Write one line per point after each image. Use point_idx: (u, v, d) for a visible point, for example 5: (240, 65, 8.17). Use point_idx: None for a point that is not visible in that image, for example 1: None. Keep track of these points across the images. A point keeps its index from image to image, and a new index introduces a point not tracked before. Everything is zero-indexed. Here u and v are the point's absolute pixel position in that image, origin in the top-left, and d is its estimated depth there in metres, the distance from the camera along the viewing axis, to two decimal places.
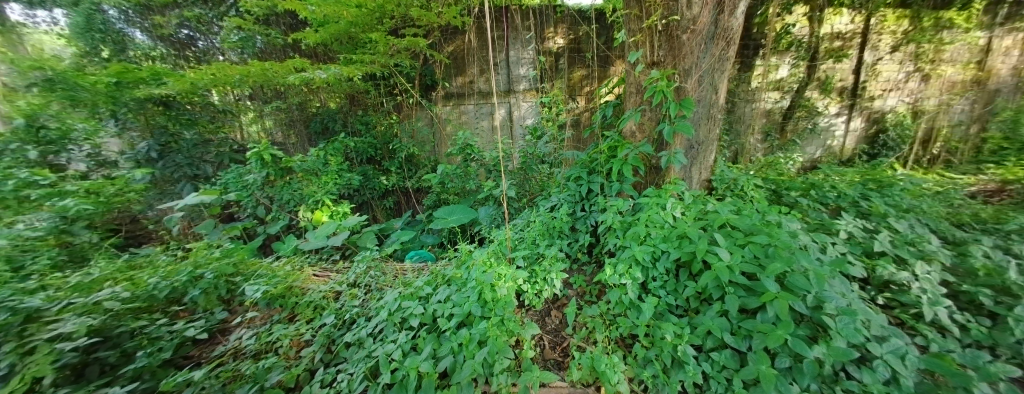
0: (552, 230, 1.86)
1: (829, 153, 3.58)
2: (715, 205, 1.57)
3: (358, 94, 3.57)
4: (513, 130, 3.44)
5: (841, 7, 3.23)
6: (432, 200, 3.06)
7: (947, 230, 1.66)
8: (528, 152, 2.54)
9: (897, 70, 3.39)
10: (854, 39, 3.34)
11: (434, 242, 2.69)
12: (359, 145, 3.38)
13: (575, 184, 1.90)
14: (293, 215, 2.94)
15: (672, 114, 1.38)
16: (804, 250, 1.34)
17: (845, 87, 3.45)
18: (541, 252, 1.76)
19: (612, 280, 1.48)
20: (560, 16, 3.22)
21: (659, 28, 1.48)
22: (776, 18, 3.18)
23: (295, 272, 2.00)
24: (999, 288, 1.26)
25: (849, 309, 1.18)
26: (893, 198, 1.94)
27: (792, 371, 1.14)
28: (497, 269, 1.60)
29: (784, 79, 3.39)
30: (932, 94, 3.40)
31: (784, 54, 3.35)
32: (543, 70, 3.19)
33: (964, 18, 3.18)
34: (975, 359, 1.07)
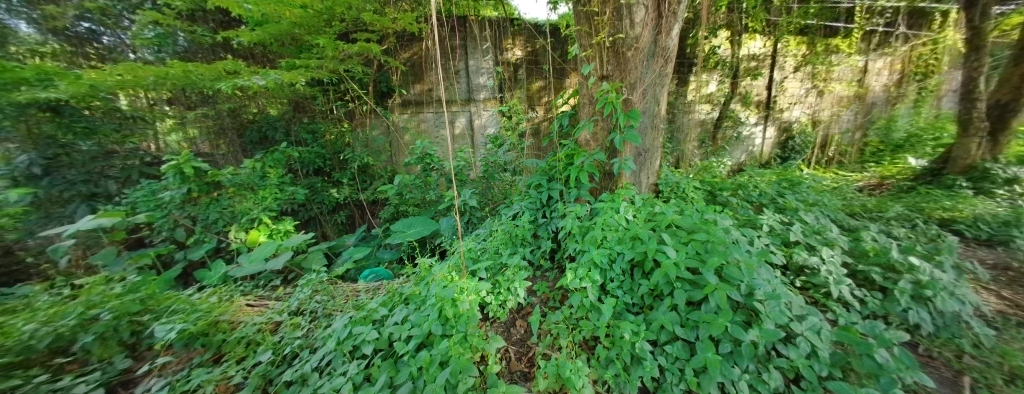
0: (515, 238, 1.86)
1: (751, 157, 4.22)
2: (662, 207, 1.69)
3: (304, 100, 3.32)
4: (475, 139, 3.43)
5: (756, 32, 3.75)
6: (389, 213, 2.91)
7: (846, 220, 2.00)
8: (491, 160, 2.54)
9: (799, 87, 4.07)
10: (765, 61, 3.91)
11: (392, 258, 2.52)
12: (305, 156, 3.13)
13: (536, 191, 1.95)
14: (222, 237, 2.57)
15: (622, 124, 1.49)
16: (736, 244, 1.49)
17: (760, 101, 4.06)
18: (504, 261, 1.75)
19: (573, 285, 1.52)
20: (517, 28, 3.34)
21: (606, 44, 1.60)
22: (705, 41, 3.61)
23: (224, 302, 1.73)
24: (885, 265, 1.54)
25: (774, 293, 1.34)
26: (804, 194, 2.29)
27: (734, 355, 1.27)
28: (458, 283, 1.56)
29: (713, 94, 3.89)
30: (826, 107, 4.09)
31: (712, 72, 3.86)
32: (502, 80, 3.30)
33: (847, 44, 3.89)
34: (873, 328, 1.28)
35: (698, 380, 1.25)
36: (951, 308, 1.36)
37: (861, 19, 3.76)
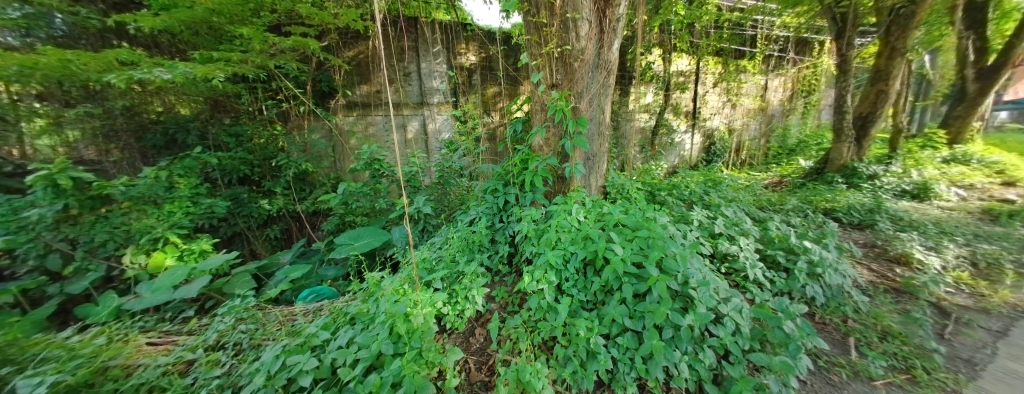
0: (472, 244, 1.86)
1: (683, 161, 4.75)
2: (609, 207, 1.81)
3: (225, 99, 2.90)
4: (429, 144, 3.33)
5: (683, 51, 4.24)
6: (332, 225, 2.67)
7: (758, 213, 2.37)
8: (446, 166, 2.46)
9: (717, 100, 4.73)
10: (690, 77, 4.43)
11: (336, 275, 2.26)
12: (227, 163, 2.72)
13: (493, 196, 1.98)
14: (114, 263, 2.11)
15: (571, 130, 1.57)
16: (672, 238, 1.65)
17: (689, 111, 4.57)
18: (461, 270, 1.73)
19: (531, 287, 1.54)
20: (470, 33, 3.31)
21: (555, 55, 1.69)
22: (642, 55, 3.95)
23: (115, 344, 1.40)
24: (787, 249, 1.86)
25: (705, 280, 1.51)
26: (724, 192, 2.67)
27: (675, 339, 1.40)
28: (411, 296, 1.49)
29: (650, 104, 4.25)
30: (739, 116, 4.91)
31: (648, 84, 4.20)
32: (456, 84, 3.27)
33: (752, 64, 4.71)
34: (782, 304, 1.51)
35: (646, 366, 1.35)
36: (836, 282, 1.73)
37: (760, 44, 4.62)
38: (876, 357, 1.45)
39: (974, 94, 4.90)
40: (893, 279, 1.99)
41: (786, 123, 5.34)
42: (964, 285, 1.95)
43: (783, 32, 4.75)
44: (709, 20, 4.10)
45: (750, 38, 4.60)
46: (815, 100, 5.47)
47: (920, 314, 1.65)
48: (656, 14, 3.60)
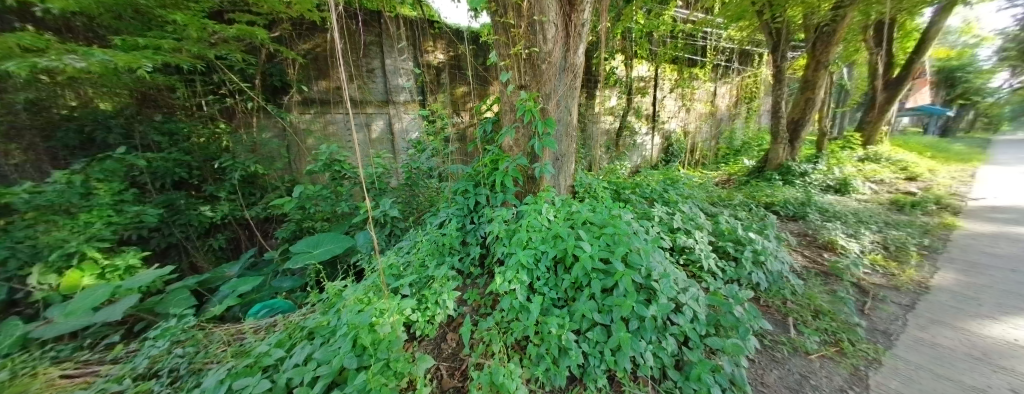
0: (442, 248, 1.83)
1: (644, 161, 5.02)
2: (578, 206, 1.86)
3: (155, 92, 2.54)
4: (396, 144, 3.21)
5: (643, 58, 4.48)
6: (288, 232, 2.45)
7: (712, 209, 2.60)
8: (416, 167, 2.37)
9: (673, 105, 5.07)
10: (650, 83, 4.69)
11: (292, 286, 2.07)
12: (160, 166, 2.40)
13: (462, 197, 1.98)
14: (17, 286, 1.79)
15: (540, 132, 1.62)
16: (636, 233, 1.73)
17: (650, 115, 4.87)
18: (430, 274, 1.67)
19: (503, 288, 1.53)
20: (437, 31, 3.23)
21: (523, 56, 1.72)
22: (607, 60, 4.11)
23: (20, 380, 1.20)
24: (736, 240, 2.07)
25: (665, 272, 1.59)
26: (680, 189, 2.87)
27: (640, 329, 1.47)
28: (377, 304, 1.41)
29: (614, 107, 4.42)
30: (692, 120, 5.33)
31: (612, 88, 4.37)
32: (423, 83, 3.17)
33: (703, 72, 5.14)
34: (733, 291, 1.65)
35: (615, 357, 1.40)
36: (777, 268, 1.97)
37: (710, 54, 5.07)
38: (810, 333, 1.67)
39: (882, 103, 5.80)
40: (822, 263, 2.30)
41: (731, 127, 5.89)
42: (878, 266, 2.30)
43: (729, 44, 5.30)
44: (664, 31, 4.39)
45: (701, 48, 5.05)
46: (754, 106, 6.11)
47: (844, 293, 1.94)
48: (617, 22, 3.77)
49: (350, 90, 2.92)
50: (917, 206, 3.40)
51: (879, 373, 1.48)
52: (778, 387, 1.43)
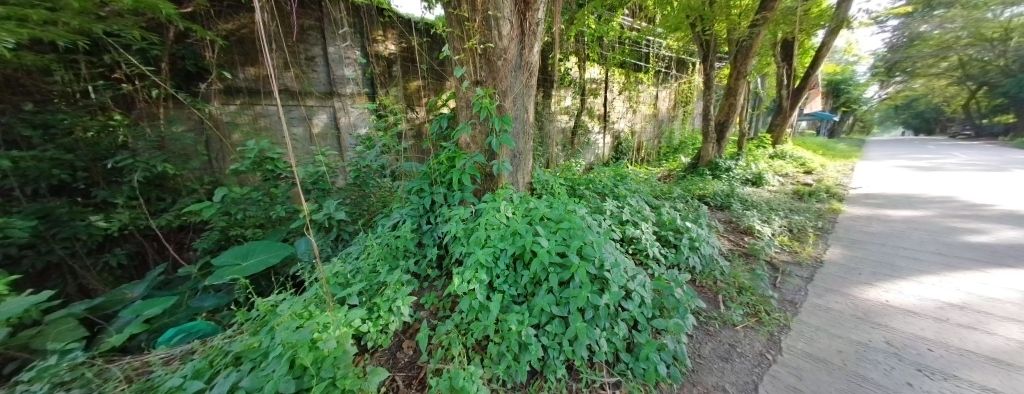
0: (395, 251, 1.74)
1: (597, 158, 5.30)
2: (536, 202, 1.88)
3: (21, 75, 1.84)
4: (342, 140, 2.93)
5: (595, 61, 4.69)
6: (210, 242, 2.08)
7: (656, 202, 2.87)
8: (360, 164, 2.24)
9: (621, 106, 5.43)
10: (601, 85, 4.94)
11: (216, 304, 1.74)
12: (29, 167, 1.79)
13: (417, 196, 1.91)
14: None
15: (498, 129, 1.67)
16: (589, 227, 1.81)
17: (602, 114, 5.15)
18: (382, 280, 1.57)
19: (461, 289, 1.47)
20: (387, 20, 3.01)
21: (478, 51, 1.76)
22: (562, 61, 4.23)
23: None
24: (676, 229, 2.36)
25: (617, 262, 1.66)
26: (629, 184, 3.11)
27: (595, 318, 1.53)
28: (320, 317, 1.27)
29: (568, 106, 4.56)
30: (637, 120, 5.75)
31: (567, 88, 4.51)
32: (373, 75, 2.96)
33: (647, 77, 5.60)
34: (675, 276, 1.80)
35: (573, 347, 1.44)
36: (709, 251, 2.25)
37: (652, 60, 5.53)
38: (736, 307, 1.93)
39: (787, 108, 6.87)
40: (743, 245, 2.71)
41: (671, 127, 6.50)
42: (785, 246, 2.78)
43: (668, 52, 5.84)
44: (613, 36, 4.65)
45: (645, 55, 5.50)
46: (689, 109, 6.79)
47: (759, 270, 2.28)
48: (571, 25, 3.91)
49: (285, 80, 2.60)
50: (813, 196, 4.13)
51: (788, 336, 1.77)
52: (711, 357, 1.63)
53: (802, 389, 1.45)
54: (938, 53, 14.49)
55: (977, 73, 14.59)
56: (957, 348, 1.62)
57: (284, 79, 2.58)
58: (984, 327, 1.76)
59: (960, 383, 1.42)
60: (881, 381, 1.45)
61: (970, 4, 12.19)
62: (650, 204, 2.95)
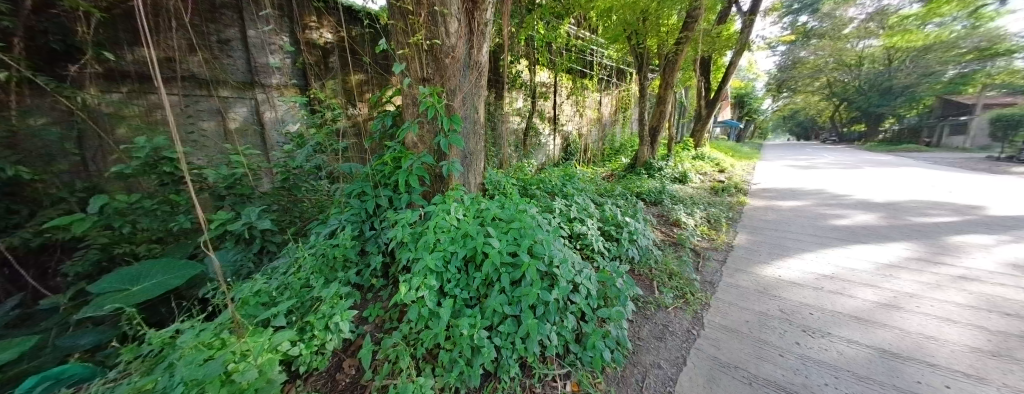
0: (333, 262, 1.59)
1: (548, 159, 5.43)
2: (487, 203, 1.85)
3: None
4: (268, 138, 2.57)
5: (544, 65, 4.77)
6: (85, 266, 1.61)
7: (600, 200, 3.05)
8: (289, 164, 2.02)
9: (570, 109, 5.63)
10: (551, 89, 5.04)
11: (96, 342, 1.40)
12: None
13: (358, 200, 1.79)
14: None
15: (447, 128, 1.65)
16: (539, 225, 1.81)
17: (552, 116, 5.28)
18: (316, 295, 1.41)
19: (408, 297, 1.37)
20: (323, 5, 2.73)
21: (424, 47, 1.72)
22: (514, 64, 4.22)
23: None
24: (618, 223, 2.54)
25: (565, 257, 1.67)
26: (576, 183, 3.26)
27: (546, 314, 1.53)
28: (235, 345, 1.10)
29: (520, 108, 4.56)
30: (584, 123, 6.00)
31: (519, 91, 4.50)
32: (305, 65, 2.66)
33: (591, 83, 5.89)
34: (617, 268, 1.90)
35: (526, 344, 1.42)
36: (645, 243, 2.45)
37: (595, 68, 5.84)
38: (666, 290, 2.14)
39: (705, 115, 7.80)
40: (671, 235, 3.02)
41: (613, 131, 6.95)
42: (706, 235, 3.15)
43: (609, 62, 6.23)
44: (561, 43, 4.78)
45: (589, 63, 5.78)
46: (628, 115, 7.31)
47: (686, 257, 2.55)
48: (521, 28, 3.93)
49: (190, 65, 2.20)
50: (726, 191, 4.76)
51: (708, 311, 2.01)
52: (649, 337, 1.78)
53: (721, 357, 1.65)
54: (811, 74, 17.68)
55: (840, 91, 18.14)
56: (831, 310, 1.97)
57: (188, 64, 2.18)
58: (847, 291, 2.17)
59: (834, 339, 1.73)
60: (780, 344, 1.71)
61: (834, 37, 15.07)
62: (594, 202, 3.13)
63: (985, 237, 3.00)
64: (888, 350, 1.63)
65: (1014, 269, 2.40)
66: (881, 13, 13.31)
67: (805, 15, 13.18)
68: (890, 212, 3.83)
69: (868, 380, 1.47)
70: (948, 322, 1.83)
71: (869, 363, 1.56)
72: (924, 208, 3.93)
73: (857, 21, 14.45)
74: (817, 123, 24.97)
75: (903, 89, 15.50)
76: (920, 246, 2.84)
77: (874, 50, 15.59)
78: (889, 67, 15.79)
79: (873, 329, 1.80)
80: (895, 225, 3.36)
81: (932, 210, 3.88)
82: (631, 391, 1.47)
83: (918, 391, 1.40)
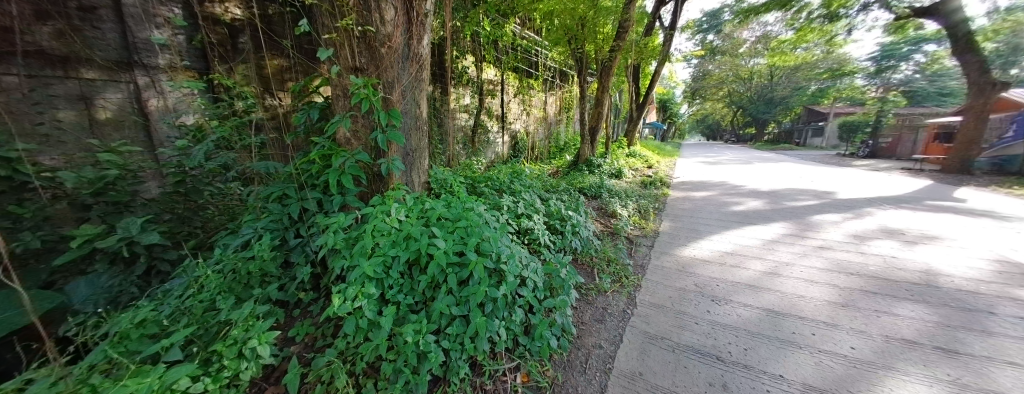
0: (245, 277, 1.41)
1: (497, 156, 5.40)
2: (431, 202, 1.76)
3: None
4: (155, 132, 2.14)
5: (491, 63, 4.70)
6: None
7: (547, 196, 3.11)
8: (184, 164, 1.72)
9: (518, 108, 5.67)
10: (497, 86, 4.99)
11: None
12: None
13: (278, 205, 1.60)
14: None
15: (384, 124, 1.53)
16: (487, 223, 1.77)
17: (500, 114, 5.24)
18: (226, 319, 1.22)
19: (342, 310, 1.24)
20: None
21: (356, 33, 1.58)
22: (460, 59, 4.07)
23: None
24: (564, 217, 2.64)
25: (513, 253, 1.64)
26: (524, 180, 3.29)
27: (494, 310, 1.50)
28: (113, 389, 0.89)
29: (468, 104, 4.45)
30: (530, 121, 6.09)
31: (466, 87, 4.37)
32: (207, 44, 2.28)
33: (537, 83, 6.01)
34: (561, 259, 1.95)
35: (475, 344, 1.37)
36: (586, 234, 2.57)
37: (540, 69, 5.97)
38: (604, 276, 2.28)
39: (635, 117, 8.48)
40: (608, 225, 3.22)
41: (557, 129, 7.17)
42: (638, 224, 3.41)
43: (553, 64, 6.40)
44: (507, 41, 4.79)
45: (534, 63, 5.88)
46: (571, 115, 7.62)
47: (621, 245, 2.75)
48: (466, 22, 3.80)
49: (40, 36, 1.74)
50: (654, 184, 5.23)
51: (642, 292, 2.18)
52: (591, 322, 1.87)
53: (650, 331, 1.79)
54: (717, 85, 20.35)
55: (736, 100, 21.01)
56: (733, 281, 2.28)
57: (37, 35, 1.73)
58: (744, 264, 2.52)
59: (735, 304, 2.00)
60: (695, 314, 1.92)
61: (732, 54, 17.54)
62: (542, 198, 3.19)
63: (834, 215, 3.72)
64: (774, 310, 1.93)
65: (855, 239, 3.00)
66: (766, 36, 15.85)
67: (711, 34, 15.14)
68: (772, 198, 4.56)
69: (759, 335, 1.72)
70: (813, 283, 2.22)
71: (759, 321, 1.83)
72: (795, 194, 4.75)
73: (749, 42, 16.97)
74: (722, 126, 28.83)
75: (783, 99, 18.65)
76: (793, 225, 3.43)
77: (761, 67, 18.49)
78: (772, 81, 18.87)
79: (762, 293, 2.12)
80: (776, 209, 4.02)
81: (801, 195, 4.72)
82: (576, 373, 1.52)
83: (794, 340, 1.67)
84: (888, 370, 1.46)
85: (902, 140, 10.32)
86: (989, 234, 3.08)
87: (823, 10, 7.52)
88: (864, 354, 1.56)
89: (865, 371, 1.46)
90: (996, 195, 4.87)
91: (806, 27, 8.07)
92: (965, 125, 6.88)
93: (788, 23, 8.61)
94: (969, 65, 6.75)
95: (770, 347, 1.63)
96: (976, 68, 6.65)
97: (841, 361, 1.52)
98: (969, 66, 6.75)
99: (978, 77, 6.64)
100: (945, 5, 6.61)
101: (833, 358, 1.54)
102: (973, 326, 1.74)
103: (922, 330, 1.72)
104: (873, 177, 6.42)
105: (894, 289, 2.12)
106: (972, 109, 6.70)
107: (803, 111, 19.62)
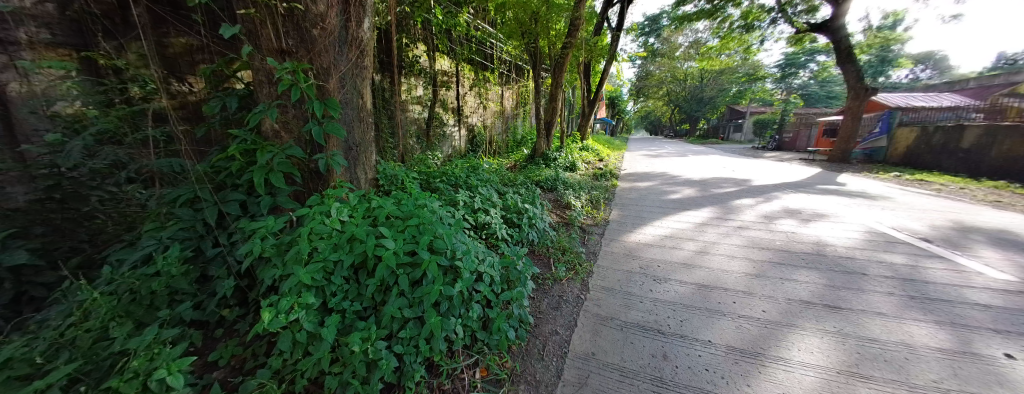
0: (149, 297, 1.23)
1: (454, 150, 5.25)
2: (379, 200, 1.66)
3: None
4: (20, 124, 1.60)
5: (444, 54, 4.53)
6: None
7: (504, 190, 3.10)
8: (59, 163, 1.45)
9: (474, 101, 5.57)
10: (452, 78, 4.83)
11: None
12: None
13: (188, 210, 1.42)
14: None
15: (319, 114, 1.41)
16: (441, 220, 1.71)
17: (455, 107, 5.09)
18: (126, 349, 1.06)
19: (275, 325, 1.12)
20: None
21: (282, 12, 1.43)
22: (410, 48, 3.86)
23: None
24: (519, 212, 2.67)
25: (468, 250, 1.60)
26: (480, 175, 3.24)
27: (450, 308, 1.46)
28: None
29: (421, 96, 4.26)
30: (486, 114, 6.01)
31: (419, 78, 4.18)
32: (89, 13, 1.78)
33: (492, 77, 5.93)
34: (516, 251, 1.95)
35: (430, 345, 1.33)
36: (541, 226, 2.63)
37: (495, 62, 5.89)
38: (559, 265, 2.35)
39: (586, 112, 8.80)
40: (562, 216, 3.33)
41: (513, 123, 7.18)
42: (590, 214, 3.56)
43: (508, 58, 6.37)
44: (460, 31, 4.64)
45: (490, 56, 5.79)
46: (526, 110, 7.69)
47: (575, 235, 2.85)
48: (415, 9, 3.62)
49: None
50: (604, 176, 5.48)
51: (594, 277, 2.28)
52: (547, 310, 1.92)
53: (601, 313, 1.88)
54: (657, 85, 21.83)
55: (673, 99, 22.72)
56: (671, 261, 2.48)
57: None
58: (678, 246, 2.76)
59: (673, 282, 2.17)
60: (640, 293, 2.05)
61: (670, 57, 18.89)
62: (499, 191, 3.18)
63: (749, 199, 4.22)
64: (705, 284, 2.13)
65: (766, 219, 3.43)
66: (698, 43, 17.29)
67: (652, 38, 16.13)
68: (702, 186, 5.04)
69: (692, 307, 1.89)
70: (734, 259, 2.49)
71: (692, 296, 2.00)
72: (721, 182, 5.30)
73: (684, 46, 18.33)
74: (661, 122, 31.16)
75: (712, 98, 20.59)
76: (718, 209, 3.81)
77: (694, 70, 20.20)
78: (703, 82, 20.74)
79: (694, 270, 2.33)
80: (706, 196, 4.44)
81: (725, 183, 5.28)
82: (533, 361, 1.55)
83: (719, 309, 1.87)
84: (790, 327, 1.68)
85: (801, 135, 12.01)
86: (862, 210, 3.71)
87: (742, 21, 8.42)
88: (773, 316, 1.79)
89: (773, 330, 1.67)
90: (867, 179, 5.87)
91: (729, 36, 8.94)
92: (847, 123, 8.17)
93: (713, 31, 9.47)
94: (849, 73, 7.98)
95: (701, 317, 1.79)
96: (854, 76, 7.88)
97: (755, 324, 1.72)
98: (849, 74, 7.98)
99: (855, 83, 7.87)
100: (834, 22, 7.70)
101: (750, 321, 1.74)
102: (851, 285, 2.07)
103: (815, 291, 2.02)
104: (783, 167, 7.37)
105: (790, 259, 2.47)
106: (852, 110, 7.96)
107: (728, 109, 21.91)
